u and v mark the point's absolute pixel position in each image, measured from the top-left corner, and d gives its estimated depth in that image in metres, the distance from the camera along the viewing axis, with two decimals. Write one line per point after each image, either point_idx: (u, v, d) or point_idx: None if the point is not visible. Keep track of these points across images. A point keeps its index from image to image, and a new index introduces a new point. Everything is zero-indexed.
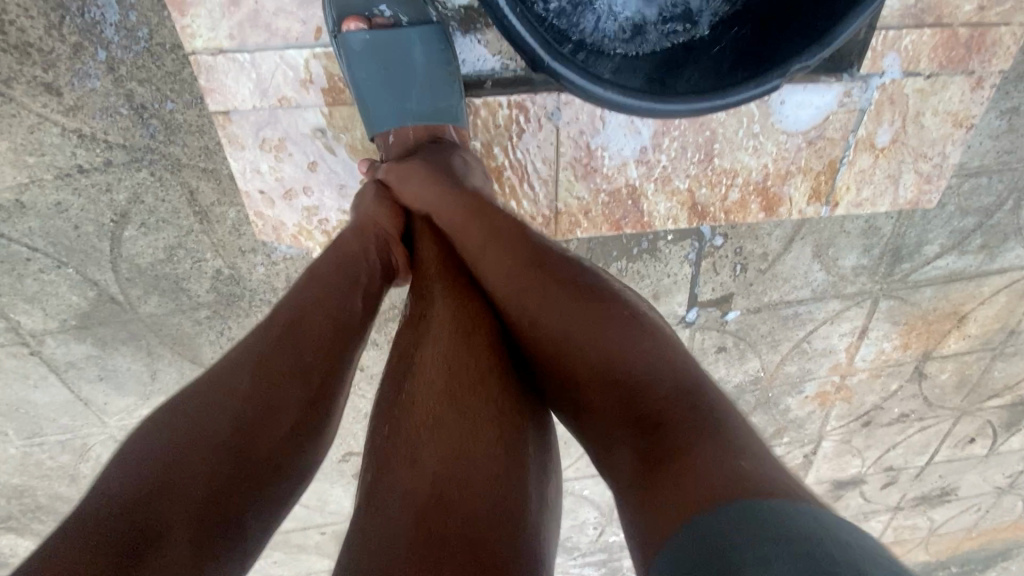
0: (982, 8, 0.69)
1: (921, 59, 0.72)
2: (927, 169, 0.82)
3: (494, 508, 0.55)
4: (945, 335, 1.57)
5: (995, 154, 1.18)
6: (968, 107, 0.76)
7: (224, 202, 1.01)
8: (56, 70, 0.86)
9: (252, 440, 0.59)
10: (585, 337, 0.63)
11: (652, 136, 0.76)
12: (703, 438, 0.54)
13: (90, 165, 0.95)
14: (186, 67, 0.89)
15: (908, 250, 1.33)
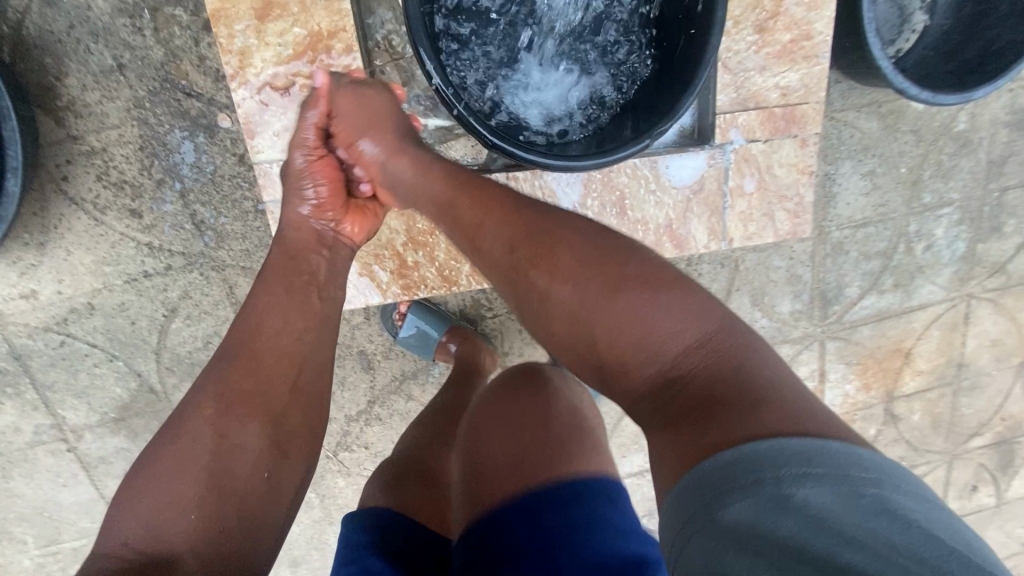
0: (785, 94, 1.01)
1: (756, 130, 1.03)
2: (793, 206, 1.09)
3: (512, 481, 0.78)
4: (900, 373, 1.72)
5: (871, 207, 1.48)
6: (804, 159, 1.06)
7: None
8: (142, 199, 1.16)
9: (223, 461, 0.69)
10: (591, 308, 0.71)
11: (579, 197, 1.03)
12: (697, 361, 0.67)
13: (154, 269, 1.21)
14: (238, 189, 1.19)
15: (832, 293, 1.56)
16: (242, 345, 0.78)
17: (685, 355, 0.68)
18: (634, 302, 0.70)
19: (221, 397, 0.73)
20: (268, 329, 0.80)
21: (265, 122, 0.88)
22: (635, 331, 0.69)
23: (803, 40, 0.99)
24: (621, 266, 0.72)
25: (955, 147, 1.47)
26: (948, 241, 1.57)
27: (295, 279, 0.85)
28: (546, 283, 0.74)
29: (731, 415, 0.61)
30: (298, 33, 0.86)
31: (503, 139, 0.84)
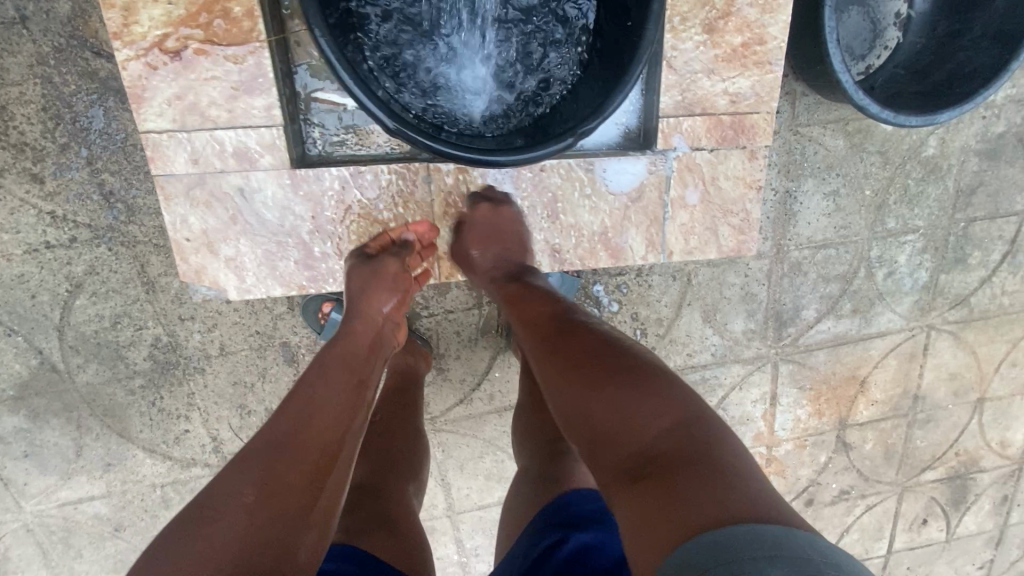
0: (734, 101, 0.95)
1: (701, 137, 0.96)
2: (738, 222, 1.02)
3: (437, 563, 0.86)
4: (854, 401, 1.67)
5: (833, 229, 1.43)
6: (751, 173, 1.00)
7: (169, 273, 1.18)
8: (44, 164, 1.07)
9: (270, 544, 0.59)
10: (593, 387, 0.73)
11: (508, 196, 0.96)
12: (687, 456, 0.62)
13: (57, 241, 1.12)
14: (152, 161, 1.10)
15: (788, 315, 1.50)
16: (280, 427, 0.69)
17: (665, 440, 0.65)
18: (631, 387, 0.70)
19: (263, 478, 0.63)
20: (318, 412, 0.72)
21: (153, 88, 0.80)
22: (630, 412, 0.68)
23: (755, 45, 0.92)
24: (626, 364, 0.74)
25: (923, 172, 1.42)
26: (910, 269, 1.52)
27: (347, 363, 0.80)
28: (562, 379, 0.77)
29: (700, 487, 0.59)
30: None
31: (409, 128, 0.76)
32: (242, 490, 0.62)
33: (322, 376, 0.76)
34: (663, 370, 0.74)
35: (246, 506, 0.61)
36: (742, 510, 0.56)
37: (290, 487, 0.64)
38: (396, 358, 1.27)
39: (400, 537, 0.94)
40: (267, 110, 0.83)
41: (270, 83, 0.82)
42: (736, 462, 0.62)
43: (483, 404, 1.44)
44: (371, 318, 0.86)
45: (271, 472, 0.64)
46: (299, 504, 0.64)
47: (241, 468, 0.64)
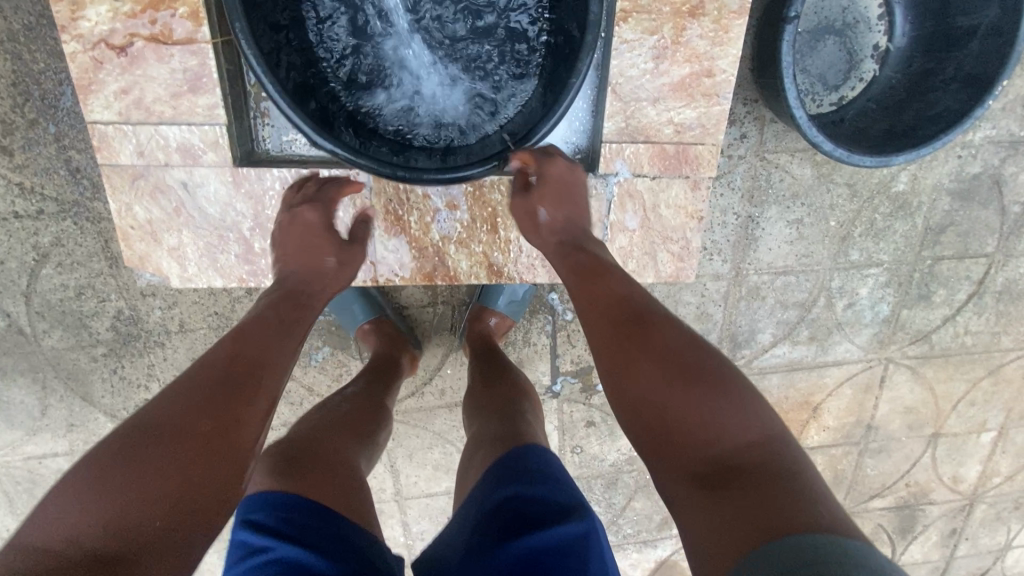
0: (678, 132, 0.95)
1: (643, 164, 0.97)
2: (677, 249, 1.03)
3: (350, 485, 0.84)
4: (805, 425, 1.69)
5: (794, 256, 1.43)
6: (693, 203, 1.00)
7: None
8: (14, 138, 1.11)
9: (202, 445, 0.61)
10: (649, 368, 0.70)
11: (447, 207, 0.98)
12: (753, 461, 0.62)
13: (25, 212, 1.17)
14: None
15: (743, 337, 1.52)
16: (193, 379, 0.66)
17: (737, 445, 0.64)
18: (707, 392, 0.67)
19: (162, 428, 0.61)
20: (241, 369, 0.68)
21: (101, 81, 0.83)
22: (706, 419, 0.66)
23: (703, 76, 0.92)
24: (678, 348, 0.71)
25: (891, 208, 1.41)
26: (871, 302, 1.52)
27: (272, 321, 0.76)
28: (629, 364, 0.72)
29: (757, 493, 0.59)
30: None
31: (336, 141, 0.80)
32: (147, 441, 0.60)
33: (246, 335, 0.73)
34: (709, 354, 0.72)
35: (139, 458, 0.59)
36: (814, 521, 0.56)
37: (191, 437, 0.61)
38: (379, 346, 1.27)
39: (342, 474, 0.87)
40: (209, 109, 0.86)
41: (214, 84, 0.85)
42: (791, 465, 0.62)
43: (434, 398, 1.49)
44: (308, 280, 0.83)
45: (179, 425, 0.62)
46: (210, 461, 0.61)
47: (149, 420, 0.62)
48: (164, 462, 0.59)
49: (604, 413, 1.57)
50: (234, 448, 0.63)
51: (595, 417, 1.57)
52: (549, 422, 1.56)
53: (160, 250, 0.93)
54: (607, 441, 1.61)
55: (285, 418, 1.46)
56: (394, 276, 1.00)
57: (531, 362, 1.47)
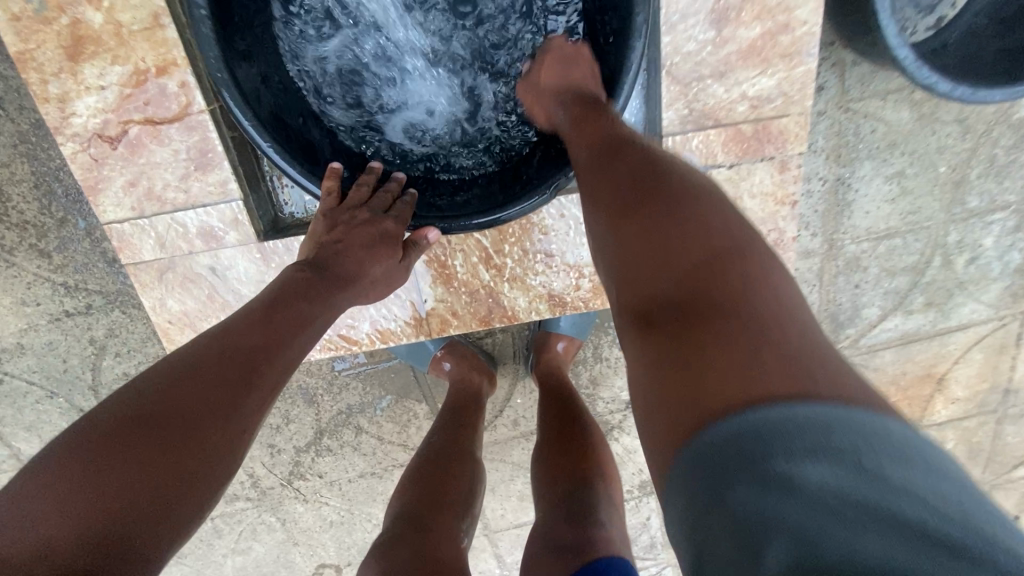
0: (755, 107, 0.79)
1: (717, 153, 0.81)
2: (769, 244, 0.87)
3: (462, 494, 0.92)
4: (929, 400, 1.45)
5: (899, 215, 1.22)
6: (784, 187, 0.84)
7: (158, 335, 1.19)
8: (47, 239, 1.09)
9: (235, 382, 0.59)
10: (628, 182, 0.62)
11: (492, 243, 0.86)
12: (721, 260, 0.53)
13: (74, 309, 1.16)
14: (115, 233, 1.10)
15: (846, 315, 1.32)
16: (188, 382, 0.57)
17: (742, 308, 0.50)
18: (662, 200, 0.59)
19: (153, 434, 0.53)
20: (227, 395, 0.58)
21: (108, 178, 0.76)
22: (706, 272, 0.53)
23: (779, 34, 0.75)
24: (665, 178, 0.61)
25: (1014, 137, 1.18)
26: (1000, 251, 1.28)
27: (265, 325, 0.65)
28: (619, 219, 0.61)
29: (727, 362, 0.46)
30: (122, 71, 0.71)
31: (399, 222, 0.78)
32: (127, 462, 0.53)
33: (243, 356, 0.61)
34: (760, 256, 0.54)
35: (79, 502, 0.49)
36: (853, 408, 0.42)
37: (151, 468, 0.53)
38: (458, 371, 1.16)
39: (450, 480, 0.93)
40: (221, 185, 0.77)
41: (219, 157, 0.76)
42: (836, 385, 0.44)
43: (507, 430, 1.40)
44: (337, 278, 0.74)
45: (157, 440, 0.53)
46: (155, 507, 0.51)
47: (134, 401, 0.55)
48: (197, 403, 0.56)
49: None
50: (179, 505, 0.52)
51: None
52: (633, 438, 1.40)
53: None
54: None
55: (361, 468, 1.42)
56: (449, 326, 0.90)
57: (606, 378, 1.36)
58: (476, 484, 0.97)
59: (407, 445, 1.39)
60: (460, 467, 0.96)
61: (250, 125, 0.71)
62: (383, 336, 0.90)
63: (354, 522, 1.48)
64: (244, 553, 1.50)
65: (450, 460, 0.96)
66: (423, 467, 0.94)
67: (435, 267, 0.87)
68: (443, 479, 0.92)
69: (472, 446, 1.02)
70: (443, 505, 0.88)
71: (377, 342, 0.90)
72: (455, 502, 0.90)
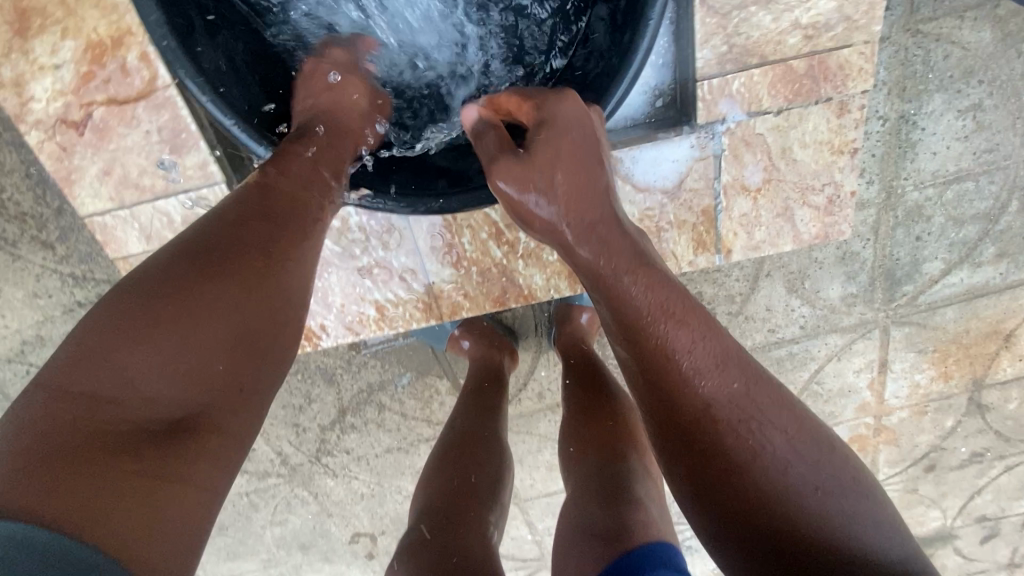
0: (809, 38, 0.67)
1: (762, 97, 0.70)
2: (823, 201, 0.75)
3: (489, 481, 0.88)
4: (994, 359, 1.32)
5: (972, 155, 1.07)
6: (842, 133, 0.71)
7: None
8: (49, 229, 1.07)
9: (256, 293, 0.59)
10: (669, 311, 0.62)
11: (503, 216, 0.78)
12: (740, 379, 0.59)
13: (85, 299, 1.14)
14: None
15: (903, 271, 1.18)
16: (216, 310, 0.56)
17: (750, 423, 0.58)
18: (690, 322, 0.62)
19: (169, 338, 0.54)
20: (246, 301, 0.58)
21: (79, 167, 0.69)
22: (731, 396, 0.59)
23: None
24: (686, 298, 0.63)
25: None
26: None
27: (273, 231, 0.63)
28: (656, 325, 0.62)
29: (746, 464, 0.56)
30: (76, 46, 0.65)
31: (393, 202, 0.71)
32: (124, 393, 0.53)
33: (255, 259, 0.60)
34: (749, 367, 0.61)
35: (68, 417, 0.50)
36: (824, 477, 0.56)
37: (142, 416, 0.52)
38: (478, 349, 1.10)
39: (475, 466, 0.89)
40: (201, 168, 0.70)
41: (195, 137, 0.69)
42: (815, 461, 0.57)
43: (533, 403, 1.35)
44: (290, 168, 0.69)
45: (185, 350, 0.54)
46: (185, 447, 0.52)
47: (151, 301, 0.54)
48: (223, 312, 0.57)
49: None
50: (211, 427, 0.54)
51: None
52: None
53: None
54: None
55: (387, 444, 1.40)
56: (460, 308, 0.83)
57: None
58: (504, 468, 0.93)
59: (431, 421, 1.36)
60: (485, 451, 0.91)
61: (217, 106, 0.64)
62: (390, 321, 0.83)
63: (384, 495, 1.48)
64: (281, 525, 1.51)
65: (475, 445, 0.92)
66: (447, 454, 0.91)
67: (440, 244, 0.80)
68: (468, 466, 0.89)
69: (496, 427, 0.97)
70: (469, 496, 0.85)
71: (385, 328, 0.84)
72: (481, 489, 0.87)
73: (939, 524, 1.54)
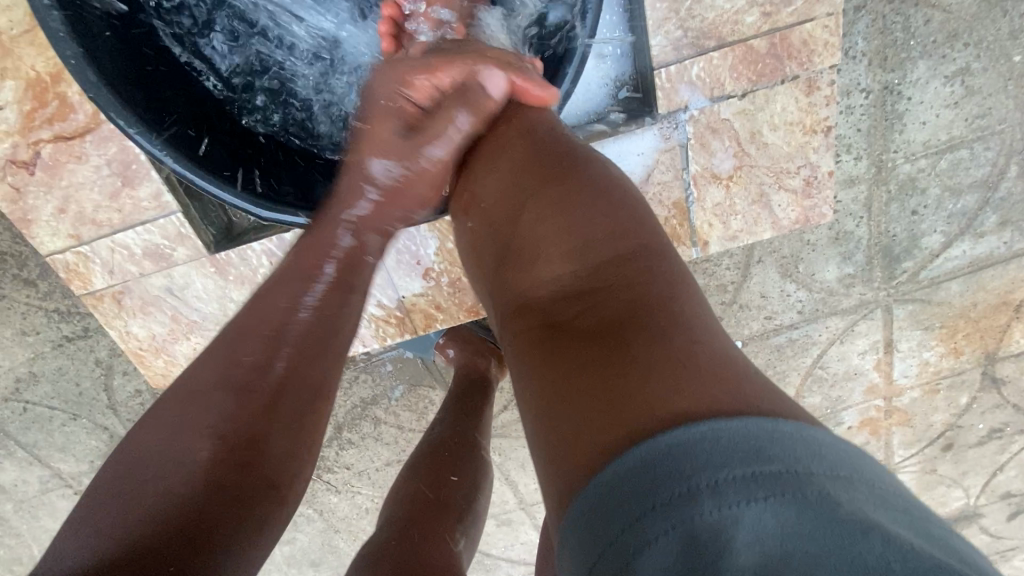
0: (768, 15, 0.64)
1: (724, 81, 0.66)
2: (799, 183, 0.72)
3: (467, 490, 0.87)
4: (1006, 330, 1.27)
5: (964, 121, 1.02)
6: (812, 112, 0.68)
7: None
8: (31, 267, 1.08)
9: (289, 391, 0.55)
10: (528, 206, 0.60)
11: None
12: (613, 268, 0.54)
13: (73, 333, 1.14)
14: None
15: (902, 247, 1.14)
16: (248, 404, 0.52)
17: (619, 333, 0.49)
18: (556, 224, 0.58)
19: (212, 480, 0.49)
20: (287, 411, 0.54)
21: (34, 207, 0.69)
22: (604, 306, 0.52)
23: None
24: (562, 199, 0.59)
25: None
26: None
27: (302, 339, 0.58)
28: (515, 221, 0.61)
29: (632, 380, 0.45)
30: (18, 85, 0.64)
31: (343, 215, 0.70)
32: (183, 433, 0.50)
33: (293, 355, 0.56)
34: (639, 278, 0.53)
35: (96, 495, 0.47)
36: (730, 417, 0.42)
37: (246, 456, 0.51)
38: (463, 357, 1.08)
39: (455, 475, 0.87)
40: (155, 198, 0.69)
41: (146, 167, 0.68)
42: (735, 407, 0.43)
43: None
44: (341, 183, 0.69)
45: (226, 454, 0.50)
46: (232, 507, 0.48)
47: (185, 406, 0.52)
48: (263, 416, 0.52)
49: None
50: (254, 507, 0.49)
51: None
52: None
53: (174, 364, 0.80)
54: None
55: (386, 457, 1.39)
56: (434, 321, 0.81)
57: None
58: (482, 478, 0.91)
59: None
60: (460, 461, 0.90)
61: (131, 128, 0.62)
62: (364, 338, 0.82)
63: None
64: (289, 544, 1.50)
65: (455, 453, 0.91)
66: (425, 461, 0.89)
67: (406, 256, 0.78)
68: (447, 473, 0.87)
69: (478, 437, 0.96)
70: (445, 504, 0.83)
71: (359, 346, 0.82)
72: (458, 497, 0.85)
73: (963, 504, 1.48)
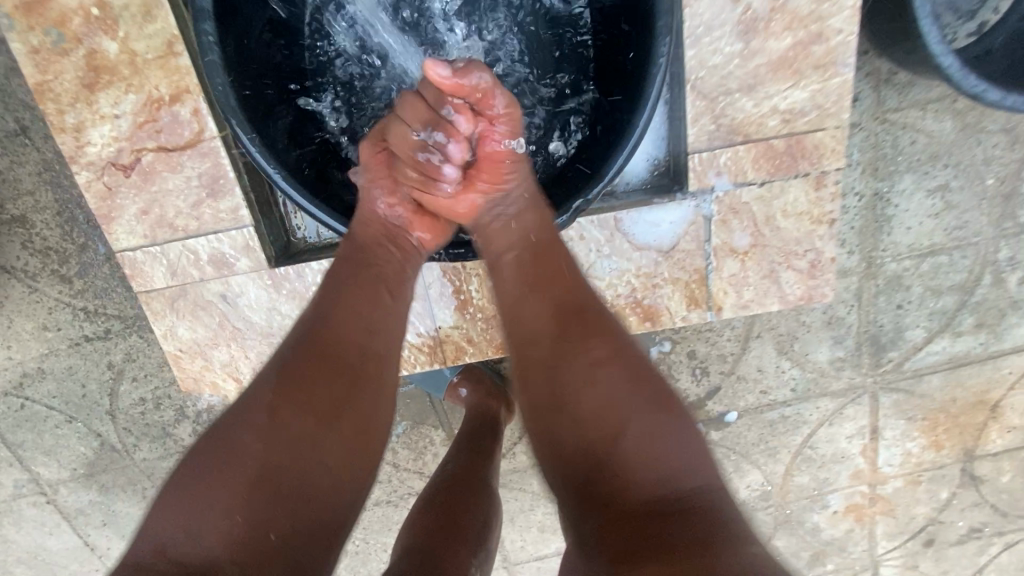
0: (787, 121, 0.75)
1: (747, 170, 0.77)
2: (805, 265, 0.81)
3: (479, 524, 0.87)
4: (983, 429, 1.34)
5: (943, 231, 1.15)
6: (820, 205, 0.79)
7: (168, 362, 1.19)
8: (69, 264, 1.12)
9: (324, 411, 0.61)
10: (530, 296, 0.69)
11: None
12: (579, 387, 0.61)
13: (93, 333, 1.16)
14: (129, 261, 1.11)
15: (888, 338, 1.23)
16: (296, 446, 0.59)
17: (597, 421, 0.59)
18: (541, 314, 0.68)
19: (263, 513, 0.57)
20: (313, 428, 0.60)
21: (120, 206, 0.75)
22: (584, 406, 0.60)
23: (811, 45, 0.72)
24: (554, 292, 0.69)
25: None
26: None
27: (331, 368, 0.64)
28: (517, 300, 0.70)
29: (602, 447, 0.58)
30: (135, 100, 0.72)
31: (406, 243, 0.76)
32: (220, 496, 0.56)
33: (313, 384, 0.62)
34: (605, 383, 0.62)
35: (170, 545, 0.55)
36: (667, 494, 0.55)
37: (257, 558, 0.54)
38: (475, 397, 1.12)
39: (466, 509, 0.89)
40: (233, 211, 0.76)
41: (231, 183, 0.75)
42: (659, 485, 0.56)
43: (527, 457, 1.35)
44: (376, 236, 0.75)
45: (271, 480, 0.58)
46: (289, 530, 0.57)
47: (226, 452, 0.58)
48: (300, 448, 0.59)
49: (727, 450, 1.34)
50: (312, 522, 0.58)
51: (716, 455, 1.34)
52: None
53: (211, 367, 0.83)
54: (735, 480, 1.36)
55: (376, 496, 1.38)
56: (464, 353, 0.86)
57: None
58: (492, 517, 0.92)
59: (423, 473, 1.35)
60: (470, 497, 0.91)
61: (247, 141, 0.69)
62: None
63: (369, 552, 1.42)
64: None
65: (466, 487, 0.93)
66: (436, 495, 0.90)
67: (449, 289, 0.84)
68: (458, 506, 0.88)
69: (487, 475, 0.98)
70: (458, 534, 0.83)
71: None
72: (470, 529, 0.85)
73: None
